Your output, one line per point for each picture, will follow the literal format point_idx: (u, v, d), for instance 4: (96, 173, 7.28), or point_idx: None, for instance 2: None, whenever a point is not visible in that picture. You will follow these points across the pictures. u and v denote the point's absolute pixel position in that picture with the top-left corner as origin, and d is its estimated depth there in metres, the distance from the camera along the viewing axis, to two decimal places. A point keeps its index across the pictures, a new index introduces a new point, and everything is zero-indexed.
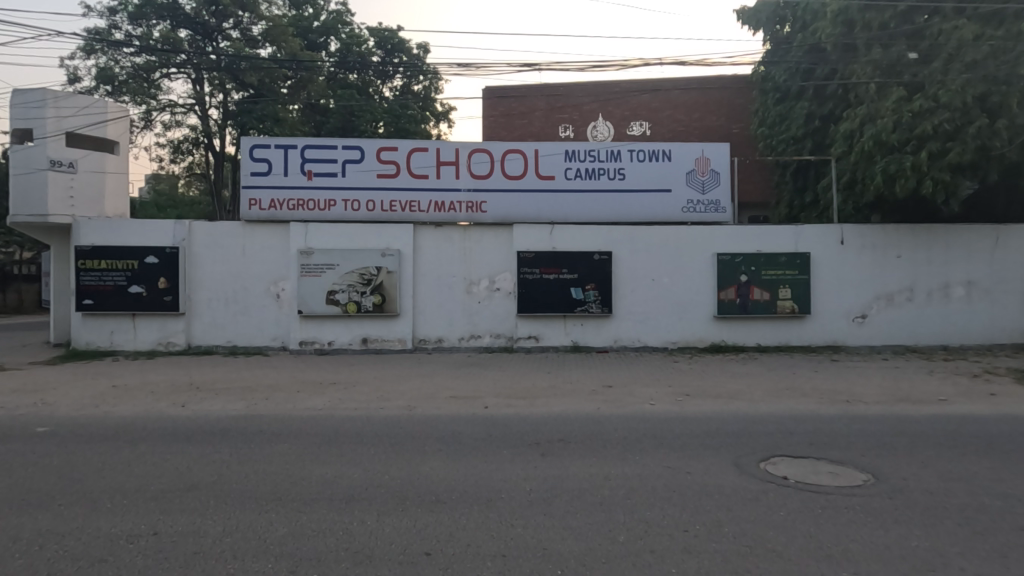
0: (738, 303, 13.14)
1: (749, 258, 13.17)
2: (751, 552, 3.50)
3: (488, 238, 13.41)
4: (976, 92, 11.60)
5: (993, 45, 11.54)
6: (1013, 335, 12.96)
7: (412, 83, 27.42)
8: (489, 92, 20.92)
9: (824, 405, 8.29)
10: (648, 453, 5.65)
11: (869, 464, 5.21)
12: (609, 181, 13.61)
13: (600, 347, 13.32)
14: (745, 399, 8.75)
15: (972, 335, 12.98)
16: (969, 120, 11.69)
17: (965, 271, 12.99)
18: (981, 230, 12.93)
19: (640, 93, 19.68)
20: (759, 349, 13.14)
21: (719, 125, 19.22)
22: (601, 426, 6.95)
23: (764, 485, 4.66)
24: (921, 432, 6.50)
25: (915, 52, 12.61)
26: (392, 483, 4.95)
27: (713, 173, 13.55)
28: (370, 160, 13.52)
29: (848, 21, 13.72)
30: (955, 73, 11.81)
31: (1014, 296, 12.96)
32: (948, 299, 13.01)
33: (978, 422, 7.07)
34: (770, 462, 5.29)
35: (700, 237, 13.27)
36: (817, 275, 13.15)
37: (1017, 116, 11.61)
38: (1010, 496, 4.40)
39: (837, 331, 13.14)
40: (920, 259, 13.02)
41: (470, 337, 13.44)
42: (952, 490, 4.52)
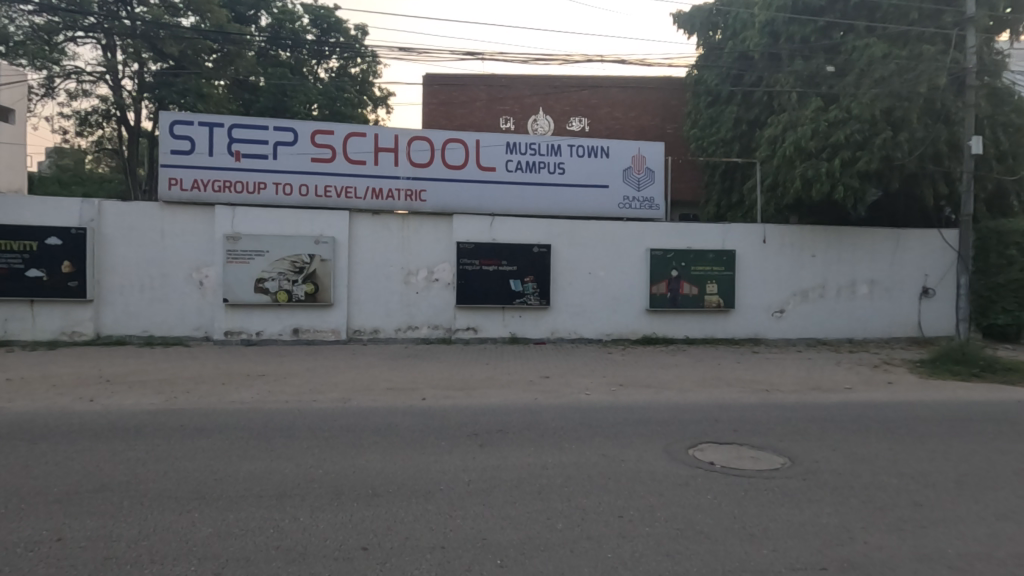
0: (669, 297, 13.70)
1: (680, 255, 13.75)
2: (681, 534, 3.66)
3: (427, 227, 13.22)
4: (883, 107, 12.51)
5: (898, 64, 12.51)
6: (908, 329, 14.26)
7: (349, 65, 26.44)
8: (430, 79, 20.55)
9: (745, 394, 8.83)
10: (584, 442, 5.78)
11: (786, 449, 5.58)
12: (549, 175, 13.75)
13: (537, 339, 13.49)
14: (674, 389, 9.17)
15: (874, 329, 14.18)
16: (876, 132, 12.63)
17: (870, 270, 14.15)
18: (884, 234, 14.10)
19: (580, 89, 19.99)
20: (687, 341, 13.75)
21: (655, 125, 19.84)
22: (539, 416, 7.04)
23: (693, 470, 4.90)
24: (830, 418, 7.05)
25: (833, 65, 13.76)
26: (327, 477, 4.80)
27: (649, 171, 13.99)
28: (304, 142, 12.95)
29: (774, 32, 14.86)
30: (866, 87, 12.75)
31: (911, 294, 14.24)
32: (855, 296, 14.13)
33: (878, 408, 7.76)
34: (698, 449, 5.57)
35: (635, 232, 13.67)
36: (741, 272, 13.91)
37: (917, 130, 12.58)
38: (904, 474, 4.85)
39: (757, 325, 13.97)
40: (832, 259, 14.05)
41: (407, 327, 13.23)
42: (857, 470, 4.93)
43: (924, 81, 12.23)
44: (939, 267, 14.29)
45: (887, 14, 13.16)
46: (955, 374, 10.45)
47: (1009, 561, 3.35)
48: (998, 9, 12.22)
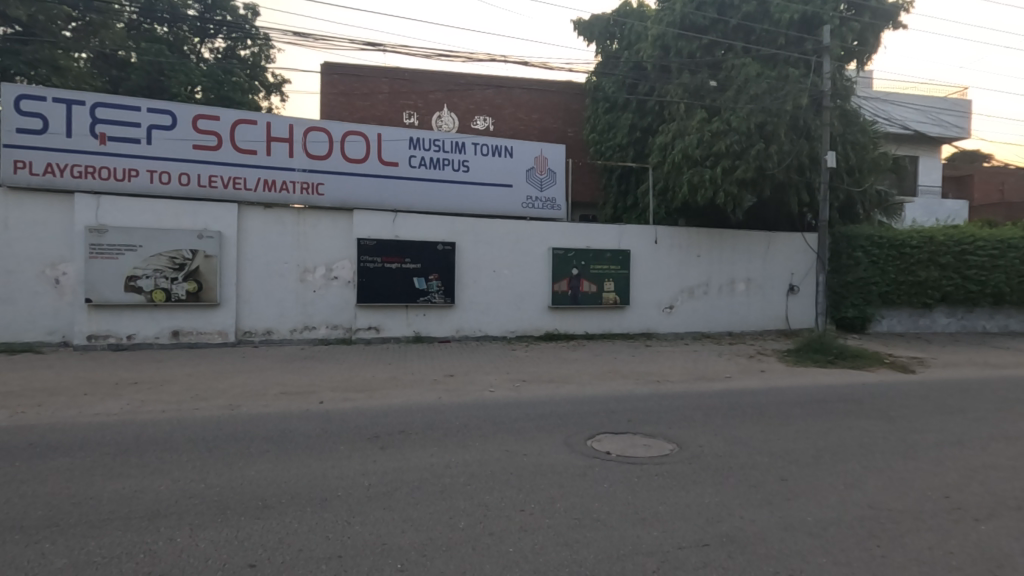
0: (570, 295, 14.18)
1: (580, 254, 14.28)
2: (580, 523, 3.80)
3: (325, 222, 12.61)
4: (756, 121, 13.80)
5: (769, 83, 13.88)
6: (778, 322, 15.87)
7: (238, 46, 24.60)
8: (328, 68, 19.62)
9: (638, 385, 9.38)
10: (487, 439, 5.82)
11: (674, 435, 5.99)
12: (453, 172, 13.68)
13: (441, 337, 13.36)
14: (574, 383, 9.52)
15: (749, 323, 15.63)
16: (751, 143, 13.90)
17: (746, 270, 15.56)
18: (758, 236, 15.58)
19: (484, 88, 20.07)
20: (586, 336, 14.30)
21: (557, 128, 20.40)
22: (443, 415, 6.99)
23: (591, 460, 5.10)
24: (711, 405, 7.69)
25: (715, 81, 14.88)
26: (211, 491, 4.42)
27: (550, 172, 14.37)
28: (184, 128, 11.84)
29: (664, 46, 15.74)
30: (742, 102, 13.98)
31: (780, 291, 15.86)
32: (734, 293, 15.47)
33: (751, 394, 8.61)
34: (595, 439, 5.81)
35: (538, 231, 13.98)
36: (635, 271, 14.72)
37: (784, 143, 13.99)
38: (774, 453, 5.39)
39: (650, 320, 14.86)
40: (714, 259, 15.29)
41: (303, 328, 12.55)
42: (734, 451, 5.41)
43: (790, 100, 13.65)
44: (802, 267, 16.05)
45: (760, 38, 14.53)
46: (814, 361, 11.81)
47: (854, 523, 3.83)
48: (847, 41, 13.97)
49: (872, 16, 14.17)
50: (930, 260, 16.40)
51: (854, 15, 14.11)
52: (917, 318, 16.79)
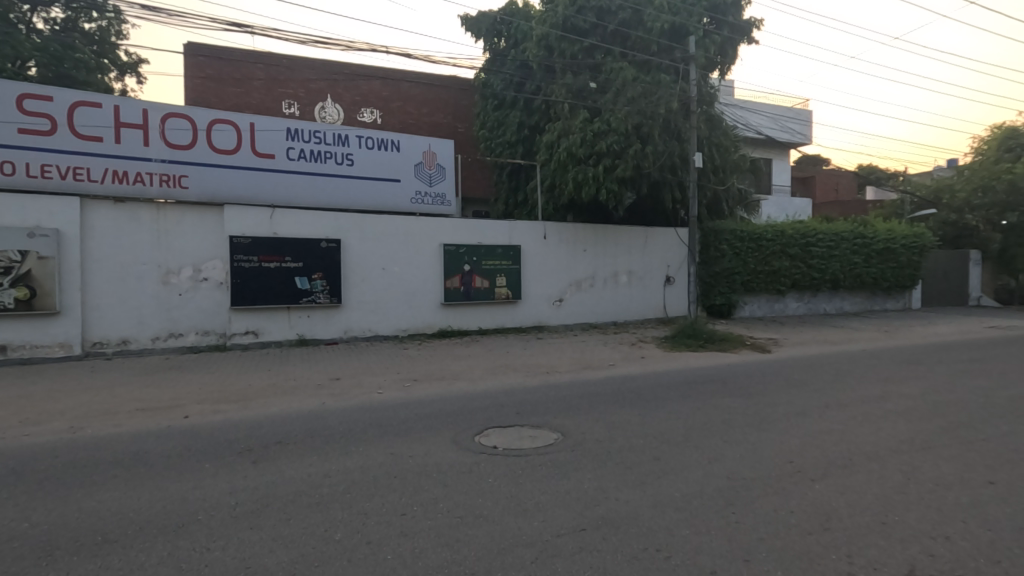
0: (462, 291, 14.14)
1: (471, 250, 14.27)
2: (462, 521, 3.77)
3: (190, 219, 11.48)
4: (633, 122, 14.64)
5: (643, 87, 14.76)
6: (657, 311, 17.04)
7: (80, 18, 21.48)
8: (192, 49, 17.79)
9: (528, 377, 9.60)
10: (372, 443, 5.60)
11: (560, 424, 6.18)
12: (336, 166, 13.02)
13: (328, 339, 12.72)
14: (465, 379, 9.49)
15: (632, 312, 16.61)
16: (629, 143, 14.74)
17: (628, 263, 16.50)
18: (638, 231, 16.57)
19: (370, 79, 19.33)
20: (480, 332, 14.35)
21: (446, 123, 20.19)
22: (327, 421, 6.64)
23: (477, 456, 5.10)
24: (595, 392, 8.04)
25: (595, 82, 15.56)
26: (41, 530, 3.83)
27: (439, 167, 14.18)
28: (5, 109, 10.15)
29: (548, 46, 16.16)
30: (621, 104, 14.76)
31: (658, 281, 17.02)
32: (618, 285, 16.35)
33: (631, 380, 9.14)
34: (483, 434, 5.81)
35: (428, 227, 13.75)
36: (525, 266, 15.02)
37: (658, 145, 14.93)
38: (649, 434, 5.74)
39: (541, 314, 15.26)
40: (599, 253, 16.04)
41: (168, 336, 11.34)
42: (613, 436, 5.69)
43: (662, 104, 14.61)
44: (677, 259, 17.34)
45: (635, 44, 15.39)
46: (688, 346, 12.82)
47: (715, 494, 4.18)
48: (710, 52, 15.16)
49: (730, 30, 15.55)
50: (781, 251, 18.47)
51: (714, 28, 15.38)
52: (772, 302, 18.85)
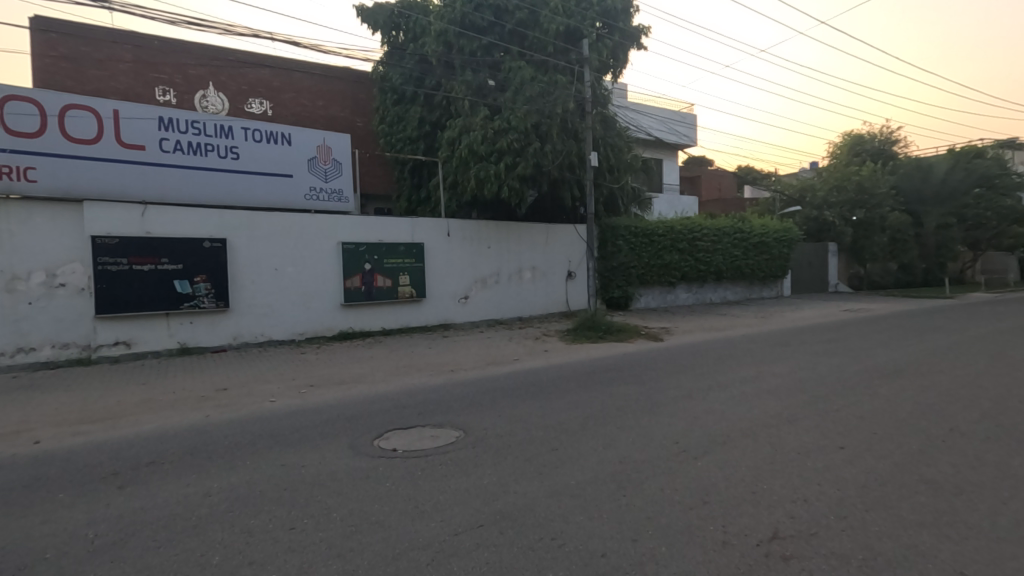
0: (364, 291, 13.67)
1: (372, 248, 13.81)
2: (357, 529, 3.63)
3: (41, 217, 10.11)
4: (532, 121, 14.90)
5: (541, 87, 15.07)
6: (560, 305, 17.53)
7: None
8: (40, 23, 15.60)
9: (432, 376, 9.49)
10: (262, 455, 5.25)
11: (463, 422, 6.17)
12: (219, 159, 12.04)
13: (215, 347, 11.75)
14: (367, 381, 9.19)
15: (536, 307, 16.97)
16: (529, 142, 14.99)
17: (531, 259, 16.81)
18: (540, 227, 16.93)
19: (257, 67, 18.06)
20: (384, 332, 13.96)
21: (343, 117, 19.37)
22: (211, 435, 6.12)
23: (376, 460, 4.94)
24: (499, 387, 8.13)
25: (495, 80, 15.65)
26: None
27: (335, 162, 13.57)
28: None
29: (448, 42, 15.99)
30: (520, 103, 14.97)
31: (560, 276, 17.52)
32: (522, 281, 16.61)
33: (534, 373, 9.35)
34: (383, 438, 5.65)
35: (324, 225, 13.11)
36: (429, 263, 14.81)
37: (556, 143, 15.30)
38: (549, 425, 5.89)
39: (446, 311, 15.13)
40: (503, 249, 16.20)
41: (16, 351, 9.91)
42: (514, 429, 5.78)
43: (559, 104, 15.00)
44: (578, 254, 17.94)
45: (532, 44, 15.66)
46: (588, 338, 13.33)
47: (608, 479, 4.37)
48: (603, 55, 15.79)
49: (621, 36, 16.29)
50: (671, 246, 19.74)
51: (607, 33, 16.06)
52: (664, 294, 20.12)
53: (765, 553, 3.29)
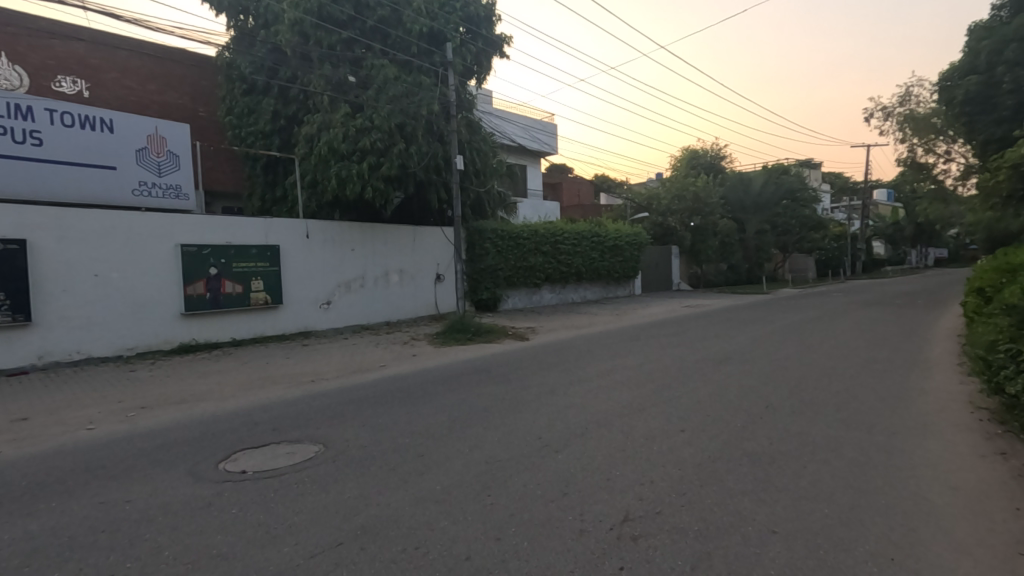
0: (209, 298, 12.33)
1: (219, 250, 12.50)
2: (195, 566, 3.25)
3: None
4: (396, 121, 14.57)
5: (405, 87, 14.79)
6: (428, 308, 17.33)
7: None
8: None
9: (290, 388, 8.83)
10: (76, 492, 4.48)
11: (323, 435, 5.81)
12: (14, 145, 10.16)
13: (13, 368, 9.84)
14: (212, 399, 8.27)
15: (404, 311, 16.60)
16: (394, 142, 14.61)
17: (398, 262, 16.41)
18: (406, 230, 16.59)
19: (68, 40, 15.44)
20: (234, 343, 12.72)
21: (182, 104, 17.31)
22: (6, 475, 5.08)
23: (221, 485, 4.47)
24: (363, 396, 7.80)
25: (355, 76, 15.03)
26: None
27: (171, 154, 12.06)
28: None
29: (303, 32, 15.03)
30: (383, 102, 14.56)
31: (429, 279, 17.32)
32: (389, 284, 16.14)
33: (402, 379, 9.13)
34: (230, 460, 5.13)
35: (159, 224, 11.59)
36: (286, 267, 13.78)
37: (422, 145, 15.08)
38: (414, 431, 5.78)
39: (306, 318, 14.19)
40: (368, 252, 15.61)
41: None
42: (379, 438, 5.59)
43: (423, 106, 14.84)
44: (446, 257, 17.87)
45: (395, 43, 15.32)
46: (457, 340, 13.35)
47: (473, 480, 4.40)
48: (466, 60, 16.07)
49: (484, 43, 16.59)
50: (536, 248, 20.54)
51: (470, 39, 16.28)
52: (530, 294, 20.89)
53: (616, 536, 3.52)
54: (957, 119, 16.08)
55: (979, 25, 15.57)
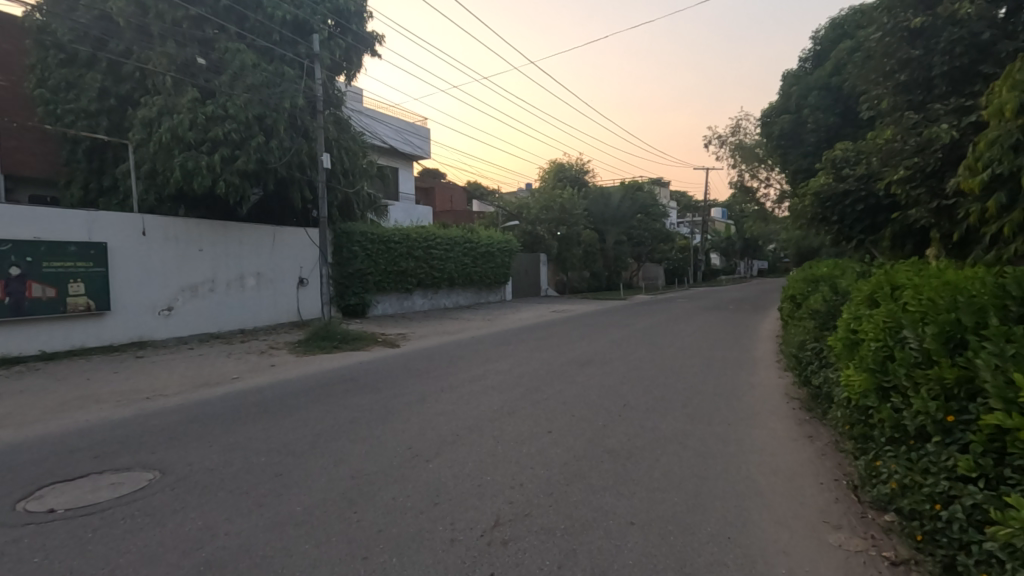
0: (8, 303, 10.33)
1: (24, 247, 10.54)
2: None
3: None
4: (254, 112, 13.41)
5: (265, 76, 13.69)
6: (290, 315, 16.10)
7: None
8: None
9: (119, 408, 7.65)
10: None
11: (160, 460, 5.10)
12: None
13: None
14: (12, 425, 6.88)
15: (261, 318, 15.26)
16: (251, 134, 13.42)
17: (255, 264, 15.07)
18: (265, 230, 15.31)
19: None
20: (43, 356, 10.79)
21: None
22: None
23: (21, 530, 3.72)
24: (211, 413, 7.01)
25: (206, 59, 13.56)
26: None
27: None
28: None
29: (141, 3, 13.24)
30: (238, 90, 13.32)
31: (291, 284, 16.11)
32: (243, 288, 14.74)
33: (258, 392, 8.37)
34: (35, 497, 4.30)
35: None
36: (115, 268, 12.01)
37: (284, 139, 14.05)
38: (272, 449, 5.32)
39: (141, 326, 12.45)
40: (219, 253, 14.14)
41: None
42: (229, 460, 5.04)
43: (286, 98, 13.84)
44: (310, 260, 16.74)
45: (254, 27, 14.13)
46: (322, 348, 12.58)
47: (338, 498, 4.15)
48: (335, 55, 15.34)
49: (355, 39, 15.96)
50: (407, 253, 20.14)
51: (339, 33, 15.58)
52: (401, 300, 20.55)
53: (487, 542, 3.53)
54: (774, 151, 18.77)
55: (790, 73, 18.38)
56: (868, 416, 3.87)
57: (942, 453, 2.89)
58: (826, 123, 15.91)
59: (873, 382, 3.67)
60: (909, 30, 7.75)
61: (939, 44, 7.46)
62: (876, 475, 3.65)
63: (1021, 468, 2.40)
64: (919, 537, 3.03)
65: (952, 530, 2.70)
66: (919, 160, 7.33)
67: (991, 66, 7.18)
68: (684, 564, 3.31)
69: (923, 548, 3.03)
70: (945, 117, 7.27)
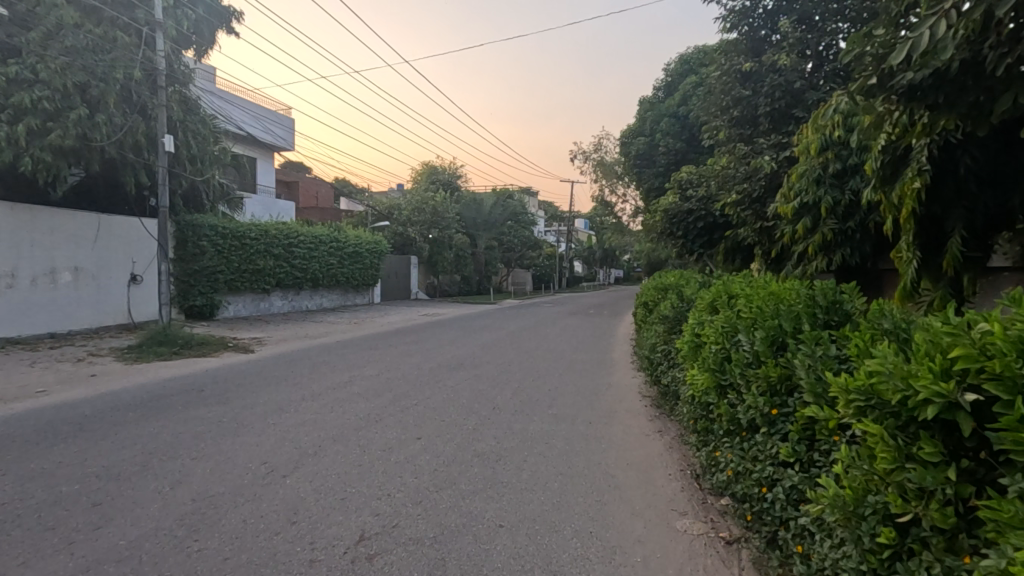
0: None
1: None
2: None
3: None
4: (75, 79, 11.50)
5: (91, 39, 11.78)
6: (118, 317, 13.95)
7: None
8: None
9: None
10: None
11: None
12: None
13: None
14: None
15: (80, 321, 13.05)
16: (70, 105, 11.48)
17: (71, 257, 12.87)
18: (85, 218, 13.15)
19: None
20: None
21: None
22: None
23: None
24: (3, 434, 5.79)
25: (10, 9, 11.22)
26: None
27: None
28: None
29: None
30: (54, 51, 11.32)
31: (119, 280, 13.97)
32: (55, 285, 12.50)
33: (69, 407, 7.09)
34: None
35: None
36: None
37: (115, 115, 12.12)
38: (88, 474, 4.54)
39: None
40: (20, 243, 11.86)
41: None
42: (29, 491, 4.20)
43: (118, 67, 12.03)
44: (145, 254, 14.66)
45: None
46: (159, 354, 11.08)
47: (175, 525, 3.67)
48: (182, 26, 13.69)
49: (206, 12, 14.53)
50: (265, 250, 18.58)
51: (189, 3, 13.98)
52: (258, 301, 18.93)
53: (351, 559, 3.33)
54: (631, 169, 20.42)
55: (646, 99, 20.09)
56: (708, 411, 4.35)
57: (768, 442, 3.30)
58: (674, 147, 17.62)
59: (713, 380, 4.13)
60: (741, 72, 8.89)
61: (764, 87, 8.60)
62: (715, 464, 4.10)
63: (826, 452, 2.80)
64: (748, 517, 3.45)
65: (775, 509, 3.10)
66: (747, 187, 8.45)
67: (802, 110, 8.43)
68: (550, 562, 3.41)
69: (752, 527, 3.45)
70: (767, 150, 8.44)
